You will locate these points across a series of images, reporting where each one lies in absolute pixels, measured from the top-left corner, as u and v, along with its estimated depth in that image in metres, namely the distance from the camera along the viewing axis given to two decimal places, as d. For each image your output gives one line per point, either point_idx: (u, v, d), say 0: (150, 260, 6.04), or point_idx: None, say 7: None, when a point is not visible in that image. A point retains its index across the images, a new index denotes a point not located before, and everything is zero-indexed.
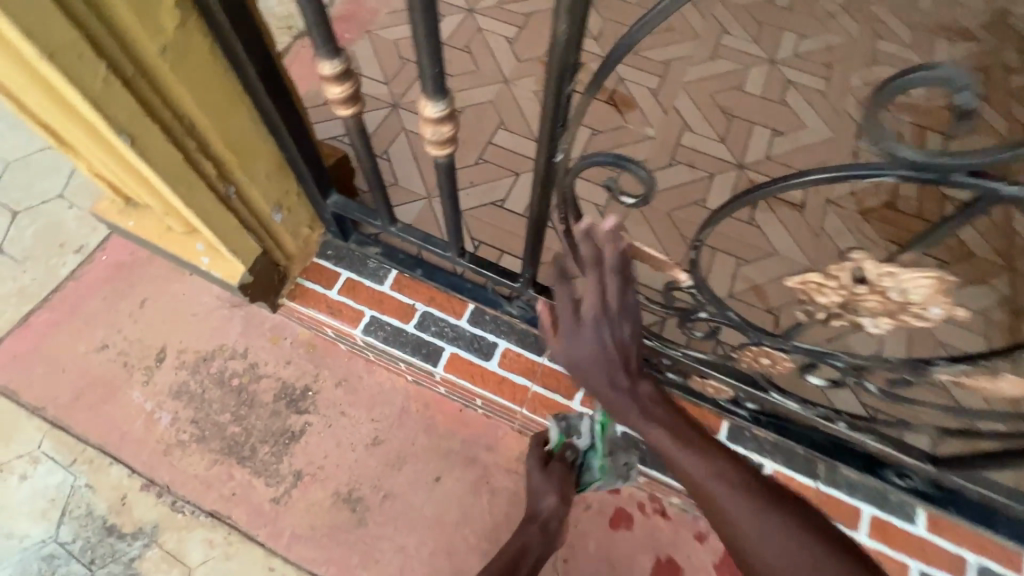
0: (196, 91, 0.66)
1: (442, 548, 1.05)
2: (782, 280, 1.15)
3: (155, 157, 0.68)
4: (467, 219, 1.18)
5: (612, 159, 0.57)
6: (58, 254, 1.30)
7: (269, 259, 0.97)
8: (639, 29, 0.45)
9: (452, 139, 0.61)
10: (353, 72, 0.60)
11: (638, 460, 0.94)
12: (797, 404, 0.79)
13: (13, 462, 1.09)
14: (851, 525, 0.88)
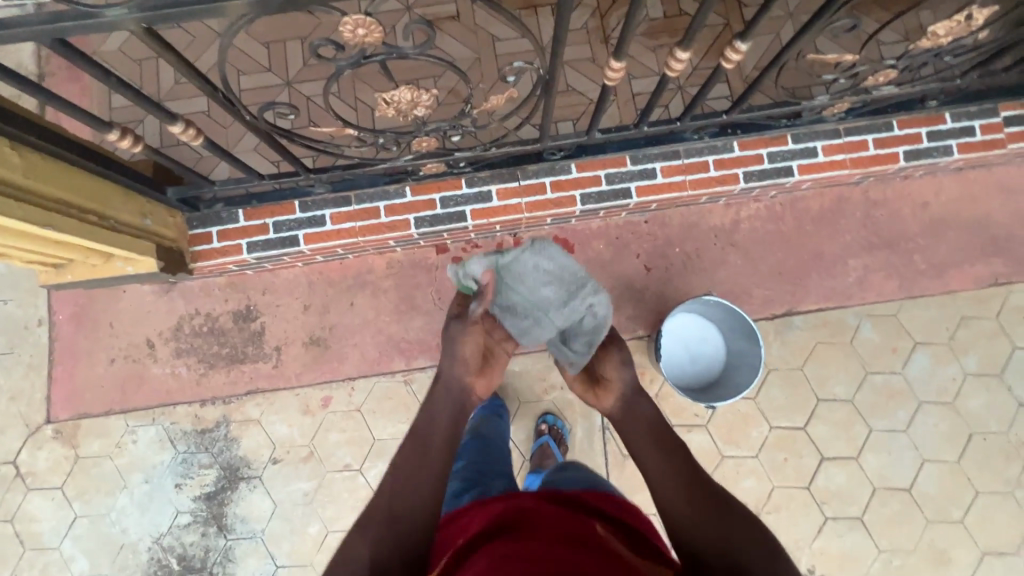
0: (52, 182, 1.15)
1: (376, 331, 1.78)
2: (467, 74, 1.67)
3: (64, 227, 1.19)
4: (261, 152, 1.64)
5: (276, 106, 1.10)
6: (29, 332, 1.78)
7: (164, 247, 1.51)
8: (224, 67, 0.95)
9: (196, 131, 1.12)
10: (123, 127, 1.09)
11: (428, 226, 1.61)
12: (470, 152, 1.44)
13: (121, 439, 1.73)
14: (542, 192, 1.62)
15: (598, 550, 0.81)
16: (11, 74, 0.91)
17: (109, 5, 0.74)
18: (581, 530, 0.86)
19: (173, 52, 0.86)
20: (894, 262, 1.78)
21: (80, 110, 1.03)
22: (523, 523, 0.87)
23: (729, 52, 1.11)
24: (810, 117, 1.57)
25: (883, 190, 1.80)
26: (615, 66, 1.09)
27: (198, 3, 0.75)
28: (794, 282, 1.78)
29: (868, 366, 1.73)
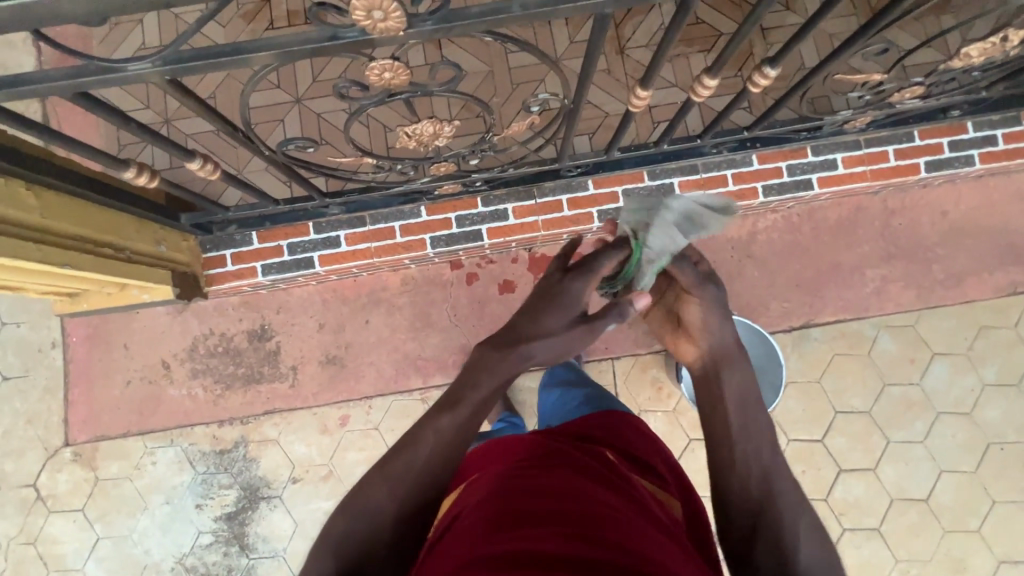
0: (68, 220, 1.13)
1: (391, 349, 1.77)
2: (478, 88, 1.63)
3: (81, 264, 1.18)
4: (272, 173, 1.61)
5: (294, 140, 1.07)
6: (43, 354, 1.77)
7: (179, 272, 1.49)
8: (244, 110, 0.92)
9: (213, 166, 1.10)
10: (141, 164, 1.07)
11: (444, 245, 1.60)
12: (487, 174, 1.42)
13: (140, 461, 1.73)
14: (559, 210, 1.60)
15: (620, 479, 0.80)
16: (29, 123, 0.88)
17: (131, 58, 0.72)
18: (606, 463, 0.84)
19: (194, 98, 0.84)
20: (912, 272, 1.76)
21: (96, 151, 1.00)
22: (545, 444, 0.84)
23: (757, 78, 1.08)
24: (831, 129, 1.54)
25: (901, 199, 1.77)
26: (642, 95, 1.06)
27: (222, 55, 0.73)
28: (812, 294, 1.76)
29: (886, 378, 1.73)
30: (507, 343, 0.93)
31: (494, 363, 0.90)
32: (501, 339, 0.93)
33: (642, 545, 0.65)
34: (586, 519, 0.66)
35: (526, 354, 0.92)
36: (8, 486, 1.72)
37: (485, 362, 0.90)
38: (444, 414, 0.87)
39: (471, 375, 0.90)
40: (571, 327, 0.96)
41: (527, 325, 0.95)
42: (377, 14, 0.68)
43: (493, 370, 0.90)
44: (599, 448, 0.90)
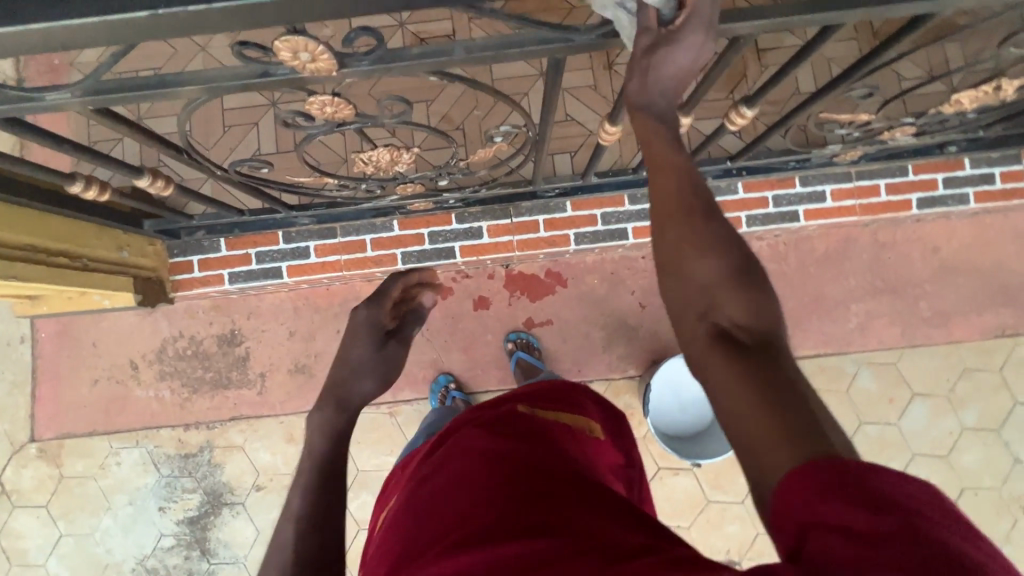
0: (19, 231, 1.10)
1: None
2: (458, 99, 1.57)
3: (33, 275, 1.15)
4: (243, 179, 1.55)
5: (247, 161, 1.04)
6: (11, 348, 1.75)
7: (143, 277, 1.47)
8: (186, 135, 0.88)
9: (164, 182, 1.06)
10: (91, 178, 1.04)
11: (415, 261, 1.56)
12: (459, 193, 1.38)
13: (104, 460, 1.72)
14: (535, 230, 1.57)
15: (524, 437, 0.76)
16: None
17: (50, 87, 0.68)
18: (504, 422, 0.80)
19: (128, 123, 0.80)
20: (898, 308, 1.71)
21: (40, 167, 0.97)
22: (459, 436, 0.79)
23: (733, 116, 1.04)
24: (820, 161, 1.50)
25: (893, 232, 1.71)
26: (610, 130, 1.02)
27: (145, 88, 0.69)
28: (793, 326, 1.72)
29: (863, 416, 1.69)
30: (339, 383, 0.85)
31: (323, 421, 0.81)
32: (321, 393, 0.85)
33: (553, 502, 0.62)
34: (486, 505, 0.63)
35: (359, 377, 0.86)
36: None
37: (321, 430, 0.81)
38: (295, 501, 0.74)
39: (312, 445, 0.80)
40: (381, 350, 0.89)
41: (335, 370, 0.87)
42: (303, 56, 0.63)
43: (325, 416, 0.82)
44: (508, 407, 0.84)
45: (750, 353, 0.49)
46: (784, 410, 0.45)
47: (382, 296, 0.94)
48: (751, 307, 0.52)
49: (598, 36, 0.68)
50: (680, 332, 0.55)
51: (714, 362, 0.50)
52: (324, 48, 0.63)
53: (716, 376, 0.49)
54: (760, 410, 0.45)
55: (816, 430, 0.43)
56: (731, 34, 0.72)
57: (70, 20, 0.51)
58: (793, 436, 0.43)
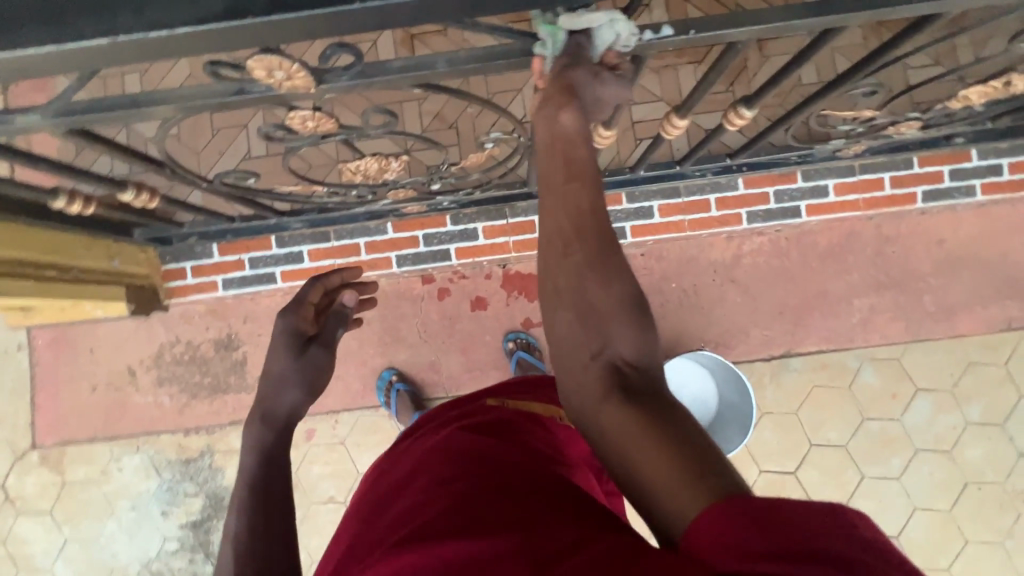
0: (4, 246, 1.09)
1: (359, 363, 1.73)
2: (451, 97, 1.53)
3: (21, 290, 1.14)
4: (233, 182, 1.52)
5: (233, 172, 1.01)
6: (8, 356, 1.74)
7: (136, 286, 1.45)
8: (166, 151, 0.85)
9: (149, 194, 1.04)
10: (73, 193, 1.02)
11: (410, 263, 1.55)
12: (452, 196, 1.35)
13: (106, 466, 1.73)
14: (531, 231, 1.55)
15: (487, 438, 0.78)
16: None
17: (18, 109, 0.66)
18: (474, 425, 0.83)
19: (104, 142, 0.78)
20: (902, 303, 1.68)
21: (21, 183, 0.95)
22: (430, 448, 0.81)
23: (732, 117, 1.00)
24: (822, 155, 1.46)
25: (898, 225, 1.67)
26: (603, 134, 0.99)
27: (116, 109, 0.66)
28: (794, 322, 1.70)
29: (865, 412, 1.68)
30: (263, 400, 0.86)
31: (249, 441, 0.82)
32: (248, 411, 0.85)
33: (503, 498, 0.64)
34: (439, 511, 0.64)
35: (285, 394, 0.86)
36: None
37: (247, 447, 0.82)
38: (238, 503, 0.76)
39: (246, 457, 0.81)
40: (301, 359, 0.91)
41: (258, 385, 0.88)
42: (279, 74, 0.61)
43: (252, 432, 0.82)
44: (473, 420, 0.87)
45: (639, 394, 0.56)
46: (678, 441, 0.52)
47: (293, 307, 0.99)
48: (635, 344, 0.59)
49: (588, 44, 0.65)
50: (578, 366, 0.60)
51: (606, 403, 0.56)
52: (300, 66, 0.60)
53: (613, 419, 0.55)
54: (652, 448, 0.52)
55: (708, 461, 0.50)
56: (725, 40, 0.69)
57: (26, 48, 0.48)
58: (682, 467, 0.50)
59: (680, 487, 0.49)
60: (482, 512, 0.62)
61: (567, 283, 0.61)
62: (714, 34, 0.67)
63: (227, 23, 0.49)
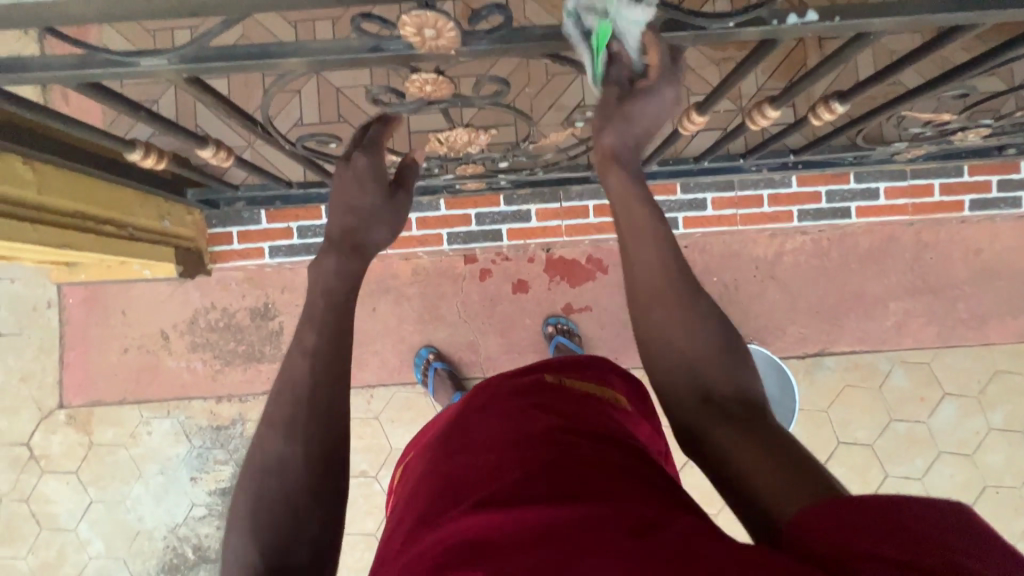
0: (69, 197, 1.06)
1: (397, 339, 1.73)
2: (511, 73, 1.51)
3: (83, 244, 1.11)
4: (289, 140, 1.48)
5: (317, 137, 1.00)
6: (37, 313, 1.71)
7: (183, 248, 1.43)
8: (265, 109, 0.83)
9: (226, 153, 1.01)
10: (148, 145, 0.99)
11: (461, 241, 1.66)
12: (514, 175, 1.34)
13: (135, 430, 1.71)
14: (583, 216, 1.65)
15: (555, 411, 0.72)
16: (25, 103, 0.80)
17: (146, 53, 0.63)
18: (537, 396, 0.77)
19: (213, 93, 0.75)
20: (936, 309, 1.71)
21: (104, 133, 0.92)
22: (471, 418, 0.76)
23: (821, 111, 1.01)
24: (878, 157, 1.47)
25: (936, 232, 1.69)
26: (695, 119, 0.98)
27: (249, 59, 0.65)
28: (830, 322, 1.72)
29: (893, 413, 1.71)
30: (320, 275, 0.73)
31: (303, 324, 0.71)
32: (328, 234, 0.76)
33: (587, 471, 0.59)
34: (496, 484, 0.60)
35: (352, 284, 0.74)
36: None
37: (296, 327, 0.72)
38: (275, 411, 0.67)
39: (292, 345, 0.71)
40: (383, 207, 0.78)
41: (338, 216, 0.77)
42: (429, 32, 0.59)
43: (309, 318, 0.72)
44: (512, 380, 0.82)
45: (741, 418, 0.63)
46: (783, 460, 0.56)
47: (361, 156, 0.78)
48: (734, 381, 0.66)
49: (731, 23, 0.64)
50: (677, 400, 0.68)
51: (715, 428, 0.63)
52: (454, 26, 0.58)
53: (723, 438, 0.61)
54: (761, 461, 0.57)
55: (813, 472, 0.54)
56: (863, 29, 0.68)
57: None
58: (791, 477, 0.54)
59: (794, 487, 0.52)
60: (568, 483, 0.57)
61: (652, 321, 0.69)
62: (855, 23, 0.66)
63: None
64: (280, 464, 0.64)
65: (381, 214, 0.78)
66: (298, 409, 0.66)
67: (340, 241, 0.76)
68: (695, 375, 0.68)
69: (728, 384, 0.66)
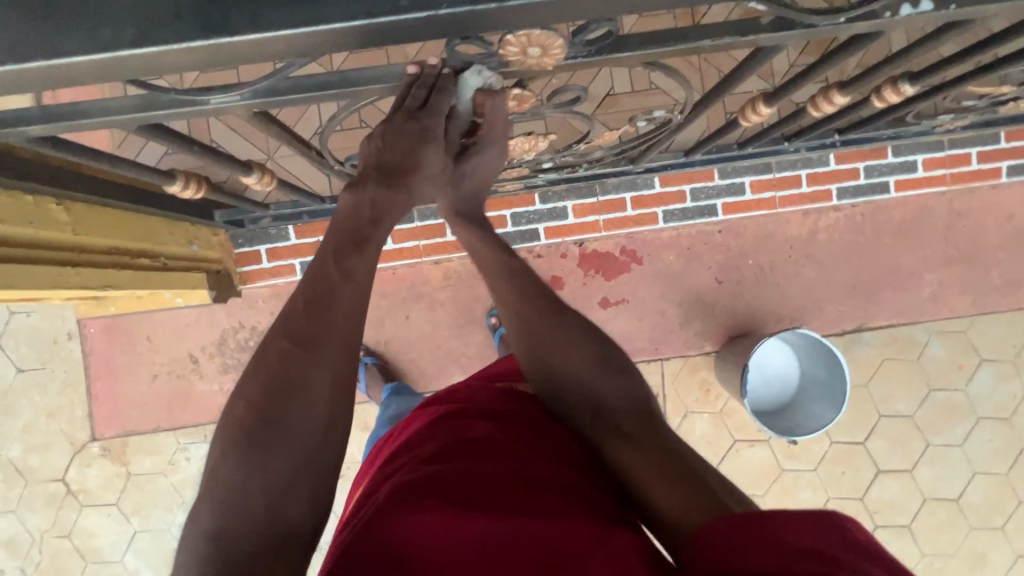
0: (103, 233, 1.00)
1: (433, 346, 1.69)
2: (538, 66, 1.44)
3: (127, 281, 1.06)
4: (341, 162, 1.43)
5: None
6: (59, 346, 1.65)
7: (214, 271, 1.37)
8: (330, 130, 0.78)
9: (270, 175, 0.95)
10: (184, 175, 0.93)
11: (499, 244, 1.65)
12: (555, 174, 1.30)
13: (173, 457, 1.67)
14: (622, 209, 1.63)
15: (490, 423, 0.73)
16: (82, 149, 0.73)
17: (216, 88, 0.58)
18: (467, 399, 0.80)
19: (274, 121, 0.70)
20: (971, 277, 1.70)
21: (146, 167, 0.86)
22: (430, 436, 0.73)
23: (888, 92, 0.98)
24: (918, 130, 1.44)
25: (969, 200, 1.67)
26: (761, 111, 0.96)
27: (330, 87, 0.60)
28: (867, 298, 1.71)
29: (931, 383, 1.73)
30: (356, 229, 0.79)
31: (342, 286, 0.74)
32: (327, 237, 0.79)
33: (527, 482, 0.64)
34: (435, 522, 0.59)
35: (381, 244, 0.81)
36: (34, 481, 1.66)
37: (329, 279, 0.74)
38: (298, 400, 0.67)
39: (326, 306, 0.72)
40: (378, 192, 0.81)
41: (341, 220, 0.80)
42: (532, 50, 0.55)
43: (351, 285, 0.74)
44: (468, 397, 0.81)
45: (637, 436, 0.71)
46: (671, 473, 0.65)
47: (428, 138, 0.78)
48: (623, 397, 0.76)
49: (841, 19, 0.60)
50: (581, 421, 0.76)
51: (617, 449, 0.70)
52: (562, 42, 0.53)
53: (631, 458, 0.69)
54: (647, 469, 0.66)
55: (693, 476, 0.64)
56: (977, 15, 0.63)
57: (333, 23, 0.41)
58: (671, 484, 0.64)
59: (676, 502, 0.62)
60: (513, 494, 0.62)
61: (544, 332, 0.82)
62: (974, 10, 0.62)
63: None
64: (297, 453, 0.66)
65: (382, 212, 0.81)
66: (329, 407, 0.69)
67: (337, 239, 0.78)
68: (591, 395, 0.77)
69: (619, 399, 0.76)
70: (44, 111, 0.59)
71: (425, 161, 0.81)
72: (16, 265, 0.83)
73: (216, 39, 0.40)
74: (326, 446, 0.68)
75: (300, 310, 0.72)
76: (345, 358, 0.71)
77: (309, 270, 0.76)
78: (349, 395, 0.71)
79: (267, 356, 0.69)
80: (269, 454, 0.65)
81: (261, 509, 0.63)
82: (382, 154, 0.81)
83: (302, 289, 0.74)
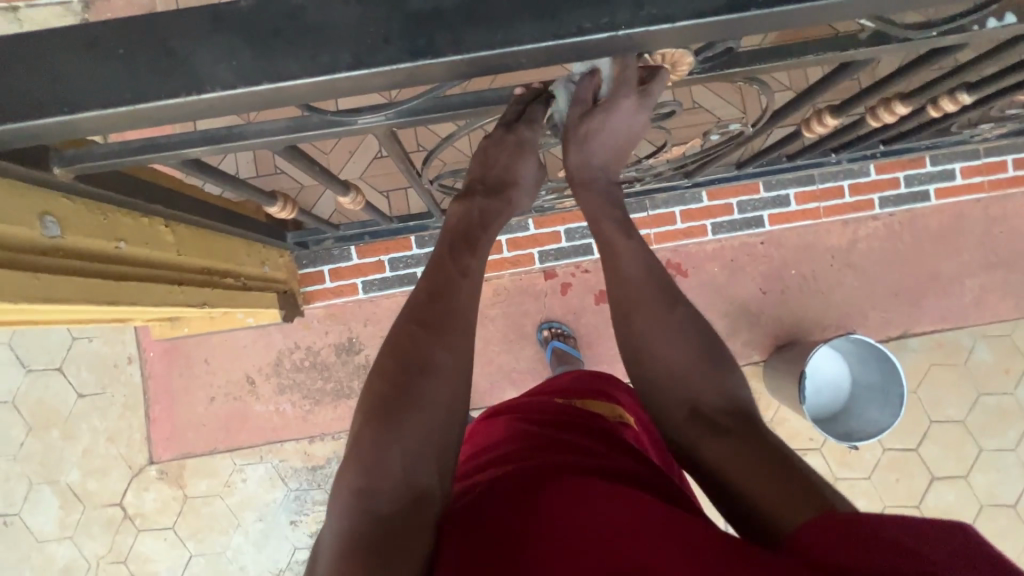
0: (198, 253, 1.05)
1: (485, 361, 1.71)
2: None
3: (213, 297, 1.10)
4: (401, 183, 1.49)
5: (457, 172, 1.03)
6: (119, 371, 1.69)
7: (282, 290, 1.42)
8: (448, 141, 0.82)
9: (360, 197, 1.01)
10: (277, 194, 0.97)
11: (553, 259, 1.69)
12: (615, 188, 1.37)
13: (229, 478, 1.68)
14: (670, 222, 1.69)
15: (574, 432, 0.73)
16: (208, 170, 0.79)
17: (364, 110, 0.63)
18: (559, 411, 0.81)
19: (395, 141, 0.74)
20: (1012, 282, 1.73)
21: (254, 189, 0.92)
22: (525, 436, 0.73)
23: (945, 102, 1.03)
24: (956, 139, 1.50)
25: (1005, 206, 1.72)
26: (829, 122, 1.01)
27: (465, 107, 0.65)
28: (912, 304, 1.73)
29: (981, 388, 1.74)
30: (468, 231, 0.82)
31: (462, 281, 0.76)
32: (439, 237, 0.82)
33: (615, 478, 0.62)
34: (535, 500, 0.57)
35: (491, 246, 0.83)
36: (92, 506, 1.67)
37: (449, 276, 0.76)
38: (430, 377, 0.68)
39: (448, 298, 0.74)
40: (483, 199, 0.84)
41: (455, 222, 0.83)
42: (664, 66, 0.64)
43: (468, 281, 0.77)
44: (559, 408, 0.82)
45: (737, 434, 0.65)
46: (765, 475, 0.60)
47: (526, 146, 0.80)
48: (719, 391, 0.70)
49: (934, 33, 0.65)
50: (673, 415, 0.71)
51: (705, 444, 0.66)
52: (692, 59, 0.63)
53: (712, 452, 0.65)
54: (754, 472, 0.61)
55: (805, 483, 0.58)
56: None
57: (523, 46, 0.46)
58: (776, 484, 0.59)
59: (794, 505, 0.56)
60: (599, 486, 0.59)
61: (625, 330, 0.75)
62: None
63: (724, 17, 0.46)
64: (427, 434, 0.65)
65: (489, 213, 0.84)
66: (456, 386, 0.69)
67: (449, 237, 0.81)
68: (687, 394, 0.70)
69: (718, 397, 0.69)
70: (202, 136, 0.64)
71: (521, 171, 0.84)
72: (135, 283, 0.88)
73: (421, 61, 0.45)
74: (452, 423, 0.68)
75: (424, 300, 0.74)
76: (468, 346, 0.73)
77: (426, 268, 0.78)
78: (469, 381, 0.72)
79: (400, 338, 0.71)
80: (402, 424, 0.64)
81: (431, 486, 0.63)
82: (484, 166, 0.85)
83: (426, 284, 0.76)
